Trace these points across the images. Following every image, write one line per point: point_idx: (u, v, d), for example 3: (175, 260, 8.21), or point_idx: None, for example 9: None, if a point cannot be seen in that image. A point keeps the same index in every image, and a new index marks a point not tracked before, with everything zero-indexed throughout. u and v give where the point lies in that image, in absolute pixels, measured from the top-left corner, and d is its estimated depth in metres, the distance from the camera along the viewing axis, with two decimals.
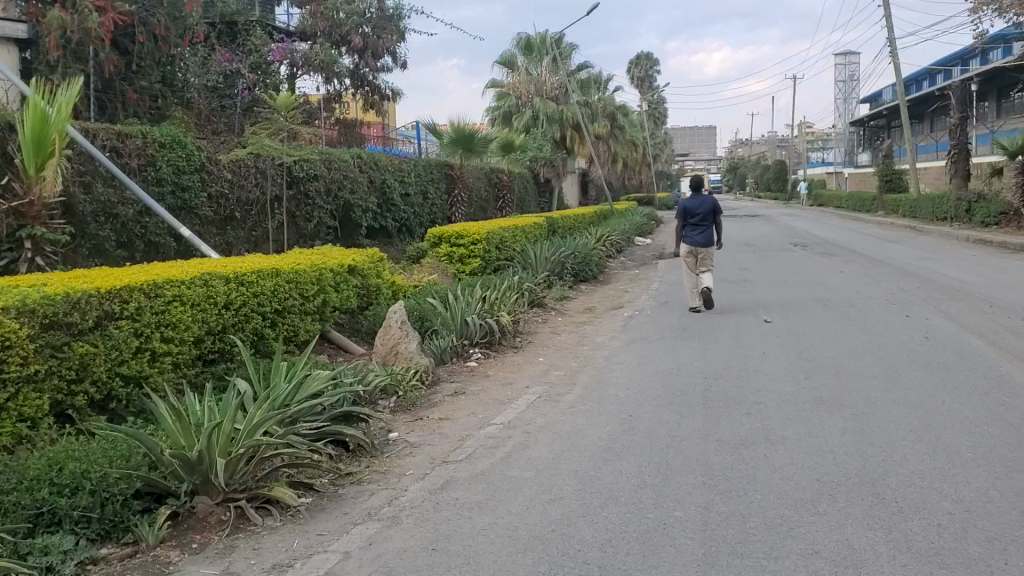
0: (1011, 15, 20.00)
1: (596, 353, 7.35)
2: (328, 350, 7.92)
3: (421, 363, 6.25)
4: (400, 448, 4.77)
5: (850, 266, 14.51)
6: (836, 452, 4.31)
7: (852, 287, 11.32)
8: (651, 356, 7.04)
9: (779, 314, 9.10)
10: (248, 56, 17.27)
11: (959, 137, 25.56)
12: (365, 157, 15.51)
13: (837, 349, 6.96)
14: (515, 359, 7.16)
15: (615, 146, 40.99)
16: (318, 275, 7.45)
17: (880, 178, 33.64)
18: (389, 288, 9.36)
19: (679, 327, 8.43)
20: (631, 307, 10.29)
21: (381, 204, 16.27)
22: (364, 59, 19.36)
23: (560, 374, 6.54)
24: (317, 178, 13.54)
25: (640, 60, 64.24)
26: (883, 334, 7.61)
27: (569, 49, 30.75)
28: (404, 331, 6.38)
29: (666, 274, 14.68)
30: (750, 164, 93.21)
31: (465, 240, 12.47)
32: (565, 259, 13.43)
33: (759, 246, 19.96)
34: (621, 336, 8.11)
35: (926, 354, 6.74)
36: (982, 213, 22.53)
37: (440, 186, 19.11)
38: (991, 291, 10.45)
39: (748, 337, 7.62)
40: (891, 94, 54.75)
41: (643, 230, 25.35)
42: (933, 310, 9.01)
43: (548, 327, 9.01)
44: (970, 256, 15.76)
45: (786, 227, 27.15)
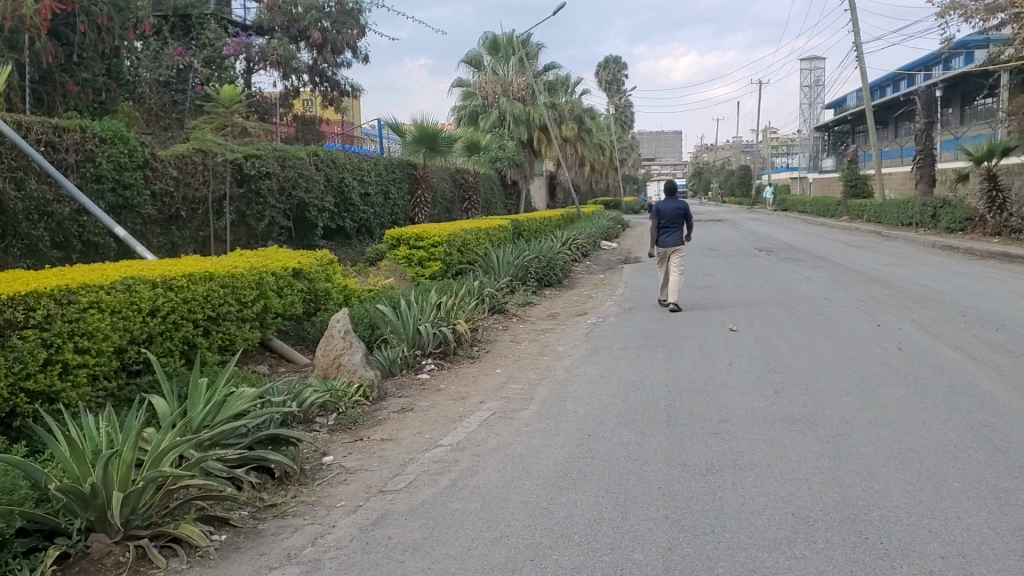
0: (977, 20, 19.86)
1: (556, 363, 6.94)
2: (270, 359, 7.50)
3: (366, 378, 5.82)
4: (334, 474, 4.35)
5: (817, 271, 14.27)
6: (810, 480, 3.93)
7: (821, 294, 11.01)
8: (614, 367, 6.63)
9: (747, 321, 8.75)
10: (202, 49, 16.64)
11: (925, 142, 25.52)
12: (322, 155, 15.01)
13: (809, 361, 6.60)
14: (469, 369, 6.74)
15: (582, 149, 40.68)
16: (257, 278, 7.06)
17: (845, 183, 33.64)
18: (338, 292, 8.97)
19: (644, 335, 8.04)
20: (596, 314, 9.88)
21: (338, 204, 15.77)
22: (323, 54, 18.81)
23: (516, 387, 6.13)
24: (269, 176, 13.17)
25: (608, 64, 64.09)
26: (856, 345, 7.28)
27: (535, 49, 30.34)
28: (347, 341, 5.93)
29: (631, 278, 14.33)
30: (716, 168, 93.53)
31: (425, 242, 11.98)
32: (530, 263, 13.01)
33: (725, 251, 19.69)
34: (583, 345, 7.69)
35: (901, 367, 6.40)
36: (947, 219, 22.48)
37: (401, 186, 18.65)
38: (962, 300, 10.20)
39: (716, 347, 7.25)
40: (857, 100, 55.03)
41: (608, 232, 25.13)
42: (904, 319, 8.72)
43: (507, 334, 8.59)
44: (936, 262, 15.58)
45: (752, 231, 26.98)
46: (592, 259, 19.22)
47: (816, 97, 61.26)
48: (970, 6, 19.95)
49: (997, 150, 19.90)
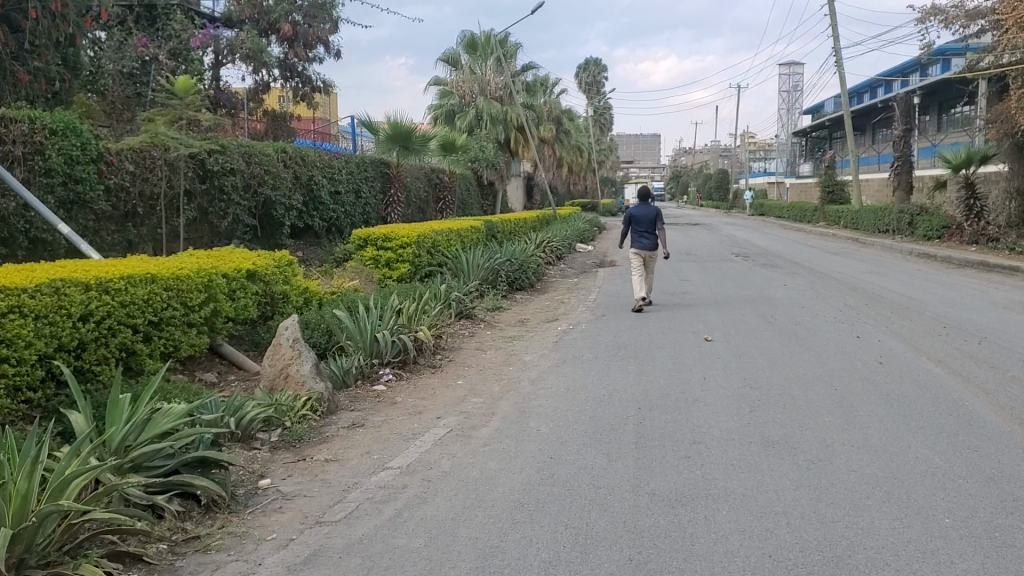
0: (957, 27, 19.70)
1: (521, 375, 6.56)
2: (220, 366, 7.10)
3: (315, 391, 5.44)
4: (270, 501, 3.97)
5: (795, 278, 13.99)
6: (788, 514, 3.58)
7: (798, 302, 10.73)
8: (582, 380, 6.28)
9: (721, 330, 8.42)
10: (167, 41, 16.05)
11: (903, 149, 25.40)
12: (290, 151, 14.58)
13: (786, 375, 6.27)
14: (430, 380, 6.36)
15: (560, 150, 40.40)
16: (206, 280, 6.67)
17: (823, 189, 33.53)
18: (298, 295, 8.59)
19: (616, 344, 7.70)
20: (567, 320, 9.53)
21: (307, 202, 15.34)
22: (294, 49, 18.36)
23: (478, 400, 5.75)
24: (233, 173, 12.73)
25: (588, 66, 63.82)
26: (835, 358, 6.96)
27: (512, 49, 29.96)
28: (296, 350, 5.55)
29: (606, 283, 14.00)
30: (693, 172, 93.64)
31: (394, 243, 11.56)
32: (501, 266, 12.64)
33: (701, 255, 19.42)
34: (552, 355, 7.33)
35: (882, 383, 6.10)
36: (924, 227, 22.32)
37: (373, 185, 18.23)
38: (942, 310, 9.94)
39: (691, 358, 6.90)
40: (835, 106, 55.13)
41: (584, 234, 24.83)
42: (884, 330, 8.42)
43: (474, 341, 8.20)
44: (914, 271, 15.36)
45: (729, 236, 26.74)
46: (566, 262, 18.87)
47: (793, 103, 61.28)
48: (950, 12, 19.81)
49: (975, 158, 19.77)
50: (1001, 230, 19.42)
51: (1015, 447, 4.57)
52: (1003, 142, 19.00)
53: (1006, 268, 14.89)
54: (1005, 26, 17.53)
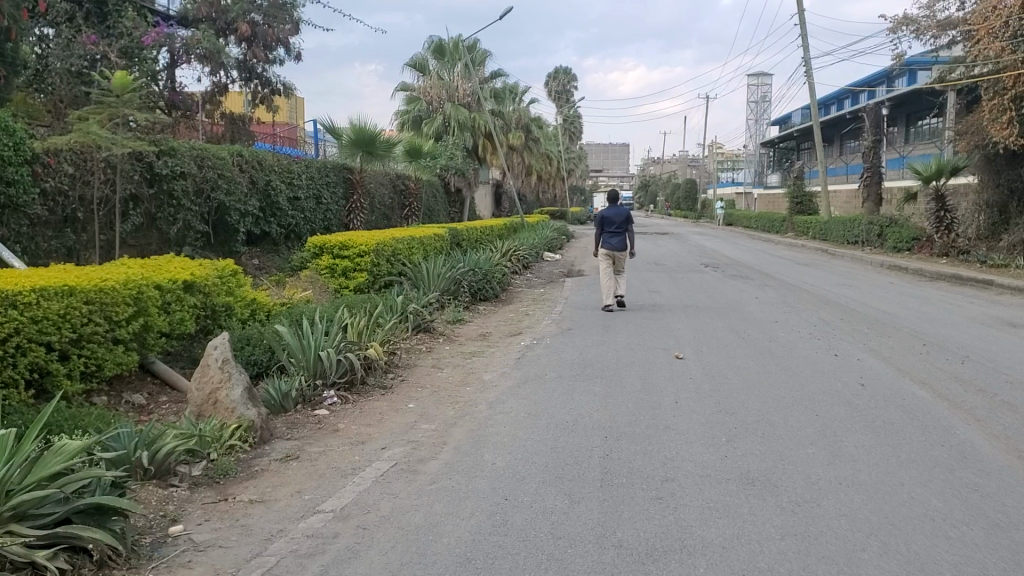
0: (928, 37, 19.57)
1: (479, 396, 6.05)
2: (152, 386, 6.52)
3: (246, 418, 4.90)
4: (178, 553, 3.43)
5: (766, 290, 13.62)
6: (774, 572, 3.11)
7: (771, 316, 10.33)
8: (544, 403, 5.78)
9: (692, 346, 7.97)
10: (118, 39, 15.34)
11: (873, 161, 25.27)
12: (246, 155, 14.00)
13: (763, 399, 5.82)
14: (378, 403, 5.84)
15: (529, 158, 40.02)
16: (135, 292, 6.10)
17: (791, 200, 33.42)
18: (241, 307, 8.02)
19: (583, 361, 7.21)
20: (531, 334, 9.03)
21: (264, 208, 14.74)
22: (253, 49, 17.73)
23: (430, 427, 5.23)
24: (184, 177, 12.12)
25: (558, 74, 63.66)
26: (814, 379, 6.54)
27: (480, 55, 29.55)
28: (225, 373, 5.02)
29: (573, 294, 13.53)
30: (660, 182, 93.86)
31: (351, 251, 11.01)
32: (464, 276, 12.12)
33: (670, 265, 19.03)
34: (512, 373, 6.83)
35: (865, 408, 5.67)
36: (894, 238, 22.12)
37: (335, 191, 17.66)
38: (918, 326, 9.59)
39: (662, 379, 6.44)
40: (802, 117, 55.38)
41: (551, 242, 24.39)
42: (861, 347, 8.02)
43: (431, 357, 7.68)
44: (885, 283, 15.07)
45: (697, 247, 26.46)
46: (533, 271, 18.40)
47: (761, 114, 61.32)
48: (923, 22, 19.67)
49: (946, 170, 19.60)
50: (971, 243, 19.22)
51: (1017, 485, 4.15)
52: (974, 154, 18.80)
53: (978, 281, 14.63)
54: (977, 36, 17.34)
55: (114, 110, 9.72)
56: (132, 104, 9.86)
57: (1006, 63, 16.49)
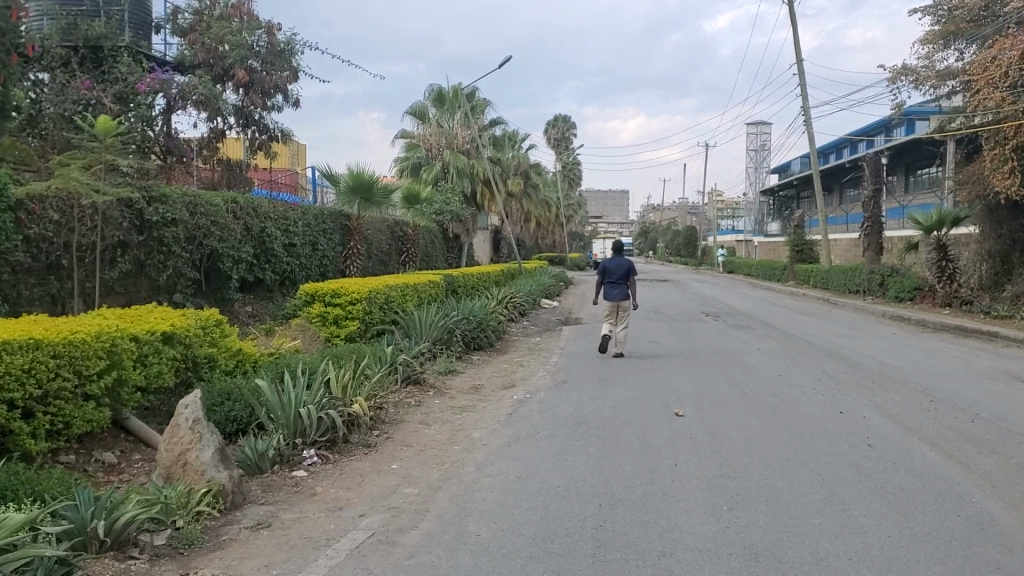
0: (928, 87, 19.56)
1: (467, 457, 5.74)
2: (125, 443, 6.23)
3: (215, 482, 4.60)
4: None
5: (766, 341, 13.35)
6: None
7: (773, 369, 10.03)
8: (535, 464, 5.49)
9: (692, 401, 7.68)
10: (114, 84, 15.32)
11: (873, 210, 25.16)
12: (241, 202, 13.83)
13: (766, 462, 5.52)
14: (359, 464, 5.53)
15: (529, 205, 40.04)
16: (109, 345, 5.85)
17: (791, 248, 33.28)
18: (225, 358, 7.75)
19: (577, 417, 6.92)
20: (524, 387, 8.73)
21: (258, 254, 14.53)
22: (250, 96, 17.68)
23: (412, 491, 4.93)
24: (175, 223, 11.92)
25: (558, 122, 64.05)
26: (819, 439, 6.24)
27: (480, 103, 29.59)
28: (196, 434, 4.74)
29: (569, 344, 13.24)
30: (659, 229, 94.07)
31: (342, 298, 10.75)
32: (458, 325, 11.85)
33: (669, 314, 18.78)
34: (503, 431, 6.52)
35: (874, 471, 5.38)
36: (896, 288, 21.89)
37: (332, 238, 17.46)
38: (924, 380, 9.31)
39: (659, 439, 6.14)
40: (801, 166, 55.56)
41: (549, 290, 24.15)
42: (867, 404, 7.72)
43: (419, 412, 7.38)
44: (888, 334, 14.81)
45: (697, 295, 26.24)
46: (530, 319, 18.14)
47: (760, 162, 61.51)
48: (922, 72, 19.69)
49: (947, 220, 19.47)
50: (974, 293, 18.99)
51: None
52: (975, 204, 18.67)
53: (983, 333, 14.36)
54: (976, 87, 17.28)
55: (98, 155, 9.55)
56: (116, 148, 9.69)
57: (1006, 113, 16.41)
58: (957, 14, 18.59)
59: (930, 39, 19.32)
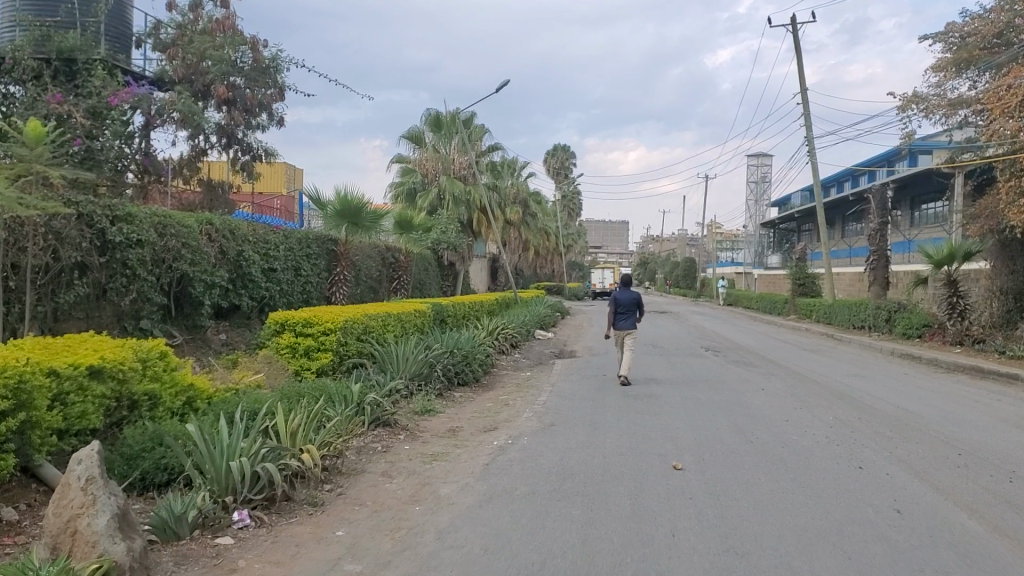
0: (939, 116, 18.85)
1: (428, 520, 4.89)
2: (35, 495, 5.37)
3: (109, 557, 3.70)
4: None
5: (771, 379, 12.52)
6: None
7: (780, 412, 9.18)
8: (506, 531, 4.64)
9: (691, 451, 6.82)
10: (86, 99, 14.47)
11: (879, 243, 24.40)
12: (217, 223, 13.03)
13: (780, 532, 4.69)
14: (298, 529, 4.67)
15: (527, 233, 39.28)
16: (16, 384, 5.00)
17: (794, 281, 32.47)
18: (169, 395, 6.92)
19: (562, 471, 6.05)
20: (508, 430, 7.88)
21: (233, 278, 13.68)
22: (232, 113, 17.05)
23: (355, 569, 4.08)
24: (142, 245, 11.03)
25: (557, 151, 63.50)
26: (836, 502, 5.40)
27: (479, 129, 28.85)
28: (90, 496, 3.88)
29: (561, 380, 12.39)
30: (659, 261, 93.49)
31: (315, 328, 9.91)
32: (440, 359, 10.99)
33: (668, 348, 17.92)
34: (474, 486, 5.66)
35: (908, 547, 4.54)
36: (904, 324, 21.03)
37: (316, 263, 16.62)
38: (947, 429, 8.46)
39: (653, 499, 5.30)
40: (803, 198, 54.95)
41: (544, 320, 23.26)
42: (887, 457, 6.87)
43: (384, 460, 6.51)
44: (900, 374, 13.97)
45: (697, 328, 25.38)
46: (521, 351, 17.31)
47: (761, 195, 60.80)
48: (932, 100, 19.02)
49: (958, 254, 18.66)
50: (985, 331, 18.14)
51: None
52: (986, 239, 18.18)
53: (1002, 375, 13.52)
54: (991, 116, 16.55)
55: (24, 166, 8.22)
56: (45, 159, 8.50)
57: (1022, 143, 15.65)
58: (969, 41, 17.94)
59: (942, 67, 18.66)
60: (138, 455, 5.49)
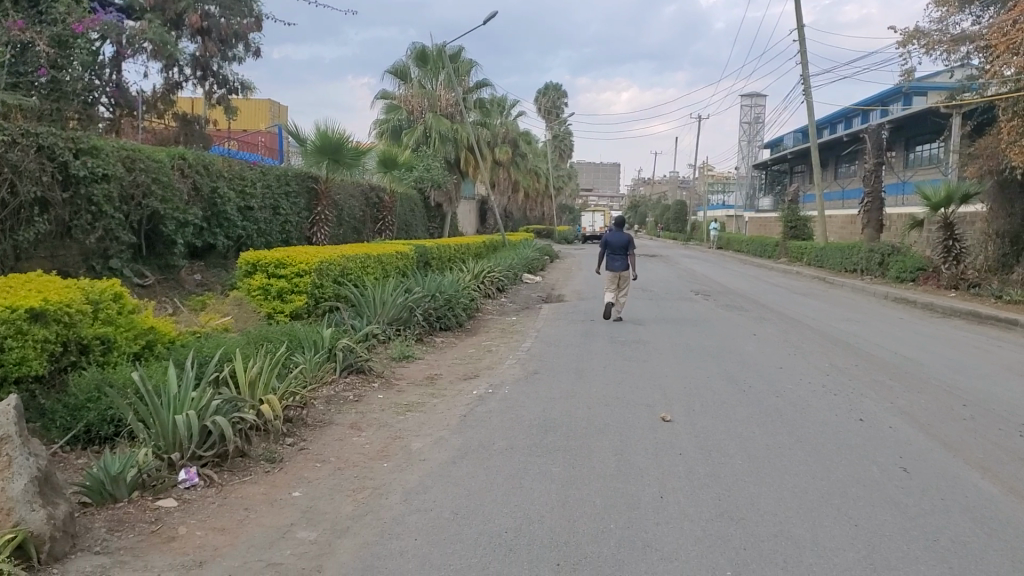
0: (940, 52, 18.21)
1: (395, 479, 4.45)
2: None
3: (24, 527, 3.22)
4: None
5: (763, 324, 12.13)
6: None
7: (774, 360, 8.78)
8: (478, 492, 4.22)
9: (682, 402, 6.40)
10: (49, 26, 13.35)
11: (874, 185, 23.87)
12: (189, 158, 12.38)
13: (780, 494, 4.28)
14: (249, 490, 4.24)
15: (515, 174, 38.56)
16: None
17: (785, 224, 32.01)
18: (125, 339, 6.43)
19: (544, 424, 5.62)
20: (487, 379, 7.46)
21: (207, 217, 13.09)
22: (207, 43, 16.38)
23: (307, 538, 3.65)
24: (108, 180, 10.32)
25: (548, 91, 62.35)
26: (838, 459, 5.00)
27: (465, 65, 28.02)
28: (6, 455, 3.39)
29: (547, 324, 11.96)
30: (650, 204, 92.73)
31: (288, 270, 9.41)
32: (421, 302, 10.51)
33: (657, 291, 17.48)
34: (447, 440, 5.23)
35: (918, 512, 4.14)
36: (897, 268, 20.63)
37: (296, 202, 16.01)
38: (949, 378, 8.06)
39: (641, 456, 4.89)
40: (796, 140, 54.25)
41: (532, 263, 22.78)
42: (889, 409, 6.48)
43: (354, 411, 6.07)
44: (896, 319, 13.60)
45: (687, 271, 24.94)
46: (507, 294, 16.87)
47: (754, 136, 59.89)
48: (934, 36, 18.33)
49: (957, 196, 18.21)
50: (981, 275, 17.76)
51: None
52: (985, 180, 17.57)
53: (1000, 320, 13.16)
54: (994, 52, 15.96)
55: None
56: None
57: None
58: None
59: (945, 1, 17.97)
60: (83, 406, 5.04)
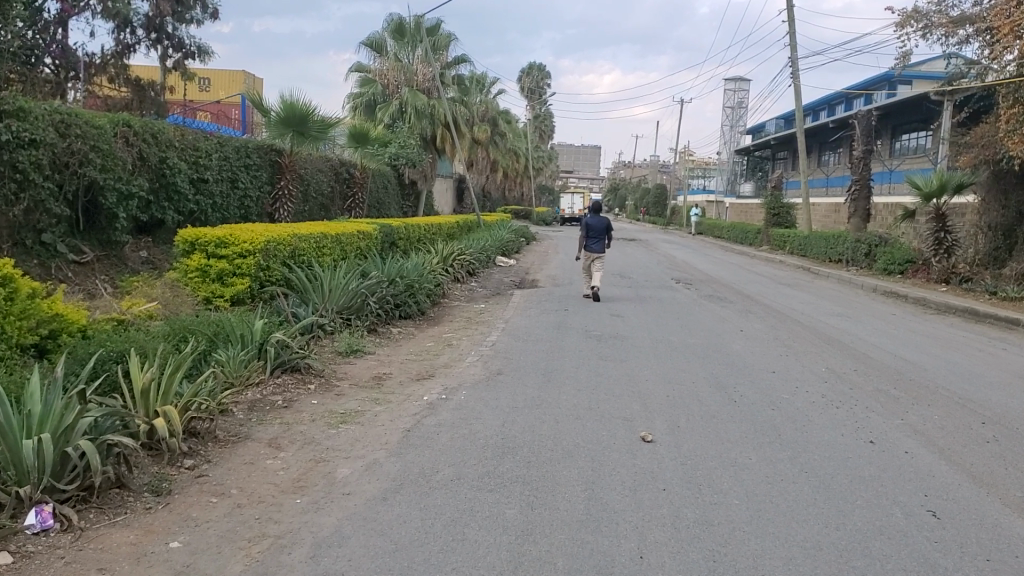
0: (939, 35, 17.37)
1: (306, 523, 3.53)
2: None
3: None
4: None
5: (750, 319, 11.28)
6: None
7: (765, 362, 7.93)
8: (407, 546, 3.31)
9: (665, 417, 5.53)
10: None
11: (862, 173, 22.99)
12: (135, 124, 11.19)
13: (789, 555, 3.39)
14: (115, 539, 3.32)
15: (493, 153, 37.48)
16: None
17: (768, 212, 31.16)
18: (16, 330, 5.36)
19: (501, 445, 4.72)
20: (443, 380, 6.55)
21: (155, 189, 11.97)
22: (160, 4, 15.27)
23: None
24: (38, 146, 9.11)
25: (531, 71, 61.27)
26: (852, 499, 4.14)
27: (444, 40, 26.90)
28: None
29: (517, 314, 11.06)
30: (629, 188, 91.89)
31: (229, 249, 8.42)
32: (378, 289, 9.54)
33: (638, 279, 16.58)
34: (381, 465, 4.31)
35: None
36: (885, 259, 19.84)
37: (257, 175, 14.91)
38: (960, 388, 7.22)
39: (615, 493, 4.00)
40: (778, 127, 53.47)
41: (507, 246, 21.85)
42: (902, 429, 5.62)
43: (279, 421, 5.13)
44: (889, 315, 12.78)
45: (667, 258, 24.09)
46: (478, 278, 15.95)
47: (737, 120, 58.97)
48: (933, 18, 17.50)
49: (949, 186, 17.41)
50: (973, 269, 16.99)
51: None
52: (979, 170, 16.75)
53: (1000, 319, 12.36)
54: (998, 35, 15.11)
55: None
56: None
57: None
58: None
59: None
60: None
